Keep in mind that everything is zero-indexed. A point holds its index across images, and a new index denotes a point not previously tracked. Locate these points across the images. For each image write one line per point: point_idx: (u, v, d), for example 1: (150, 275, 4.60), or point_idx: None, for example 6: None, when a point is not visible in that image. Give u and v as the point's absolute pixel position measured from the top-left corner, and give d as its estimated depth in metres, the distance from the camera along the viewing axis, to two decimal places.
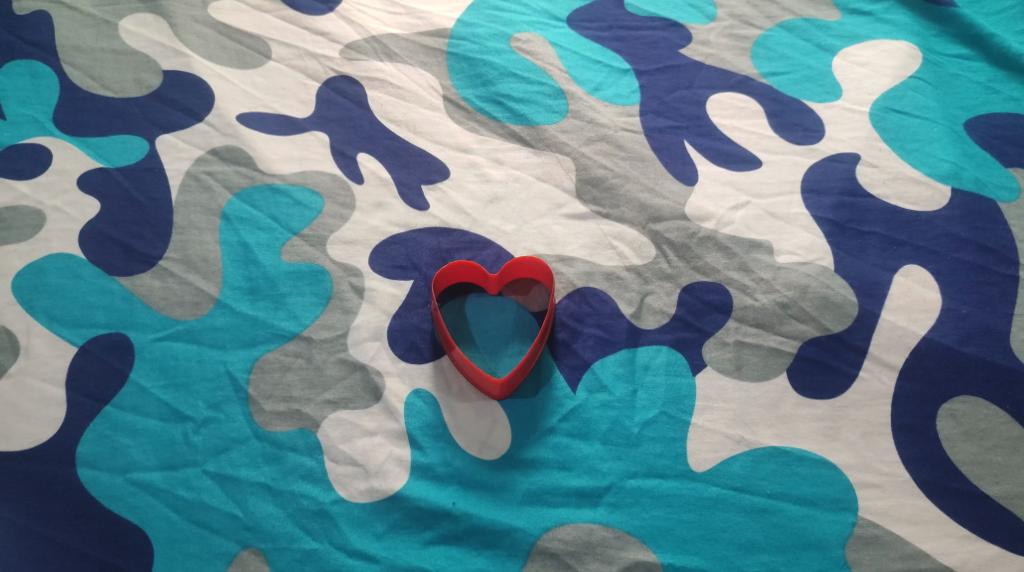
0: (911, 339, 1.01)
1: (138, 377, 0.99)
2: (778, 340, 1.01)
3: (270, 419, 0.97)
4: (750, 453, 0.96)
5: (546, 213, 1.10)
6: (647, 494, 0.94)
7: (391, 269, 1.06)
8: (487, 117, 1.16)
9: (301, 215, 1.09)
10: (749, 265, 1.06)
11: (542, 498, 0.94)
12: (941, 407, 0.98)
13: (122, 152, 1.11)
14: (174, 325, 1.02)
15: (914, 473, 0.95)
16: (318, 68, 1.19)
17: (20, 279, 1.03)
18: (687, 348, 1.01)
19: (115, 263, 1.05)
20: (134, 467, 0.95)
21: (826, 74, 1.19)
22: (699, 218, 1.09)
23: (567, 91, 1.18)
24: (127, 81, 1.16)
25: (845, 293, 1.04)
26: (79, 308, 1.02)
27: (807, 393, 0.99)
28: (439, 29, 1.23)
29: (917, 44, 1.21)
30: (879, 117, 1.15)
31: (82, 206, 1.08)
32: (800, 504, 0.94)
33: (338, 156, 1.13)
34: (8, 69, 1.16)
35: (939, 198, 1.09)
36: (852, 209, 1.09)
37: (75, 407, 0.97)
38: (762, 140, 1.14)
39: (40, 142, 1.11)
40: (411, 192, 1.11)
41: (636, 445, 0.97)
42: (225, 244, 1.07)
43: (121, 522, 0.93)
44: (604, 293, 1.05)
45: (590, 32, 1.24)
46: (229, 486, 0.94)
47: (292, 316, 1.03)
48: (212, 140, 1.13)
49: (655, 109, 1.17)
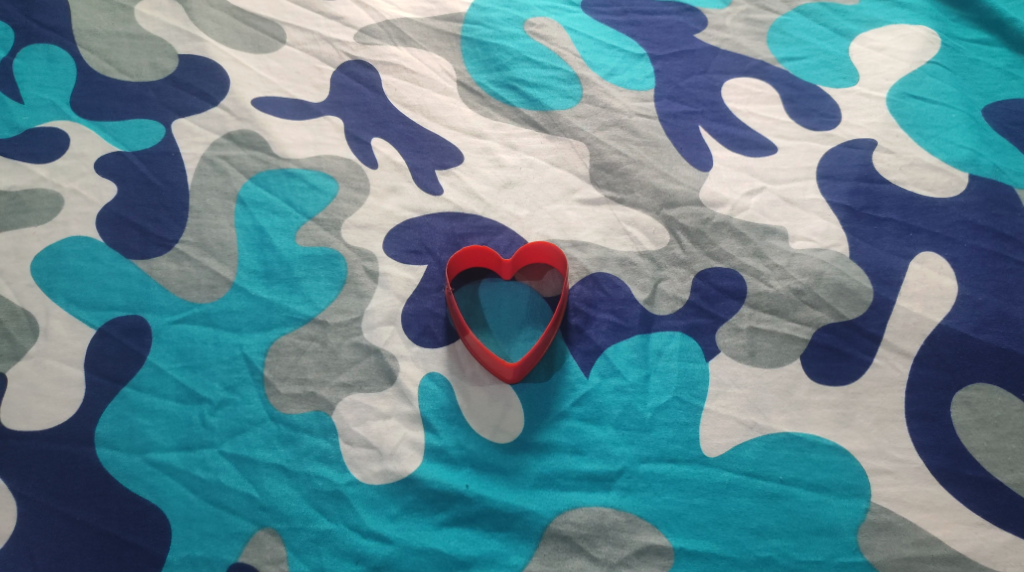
0: (926, 326, 1.01)
1: (155, 359, 1.00)
2: (792, 327, 1.01)
3: (285, 402, 0.98)
4: (763, 438, 0.96)
5: (560, 199, 1.10)
6: (659, 478, 0.95)
7: (405, 253, 1.06)
8: (502, 101, 1.16)
9: (316, 199, 1.09)
10: (764, 251, 1.05)
11: (554, 481, 0.95)
12: (955, 395, 0.97)
13: (139, 135, 1.12)
14: (190, 308, 1.02)
15: (927, 460, 0.95)
16: (333, 53, 1.19)
17: (39, 262, 1.04)
18: (700, 333, 1.01)
19: (132, 246, 1.06)
20: (152, 448, 0.96)
21: (844, 59, 1.18)
22: (713, 204, 1.09)
23: (582, 76, 1.18)
24: (143, 65, 1.17)
25: (861, 279, 1.03)
26: (97, 290, 1.03)
27: (820, 379, 0.99)
28: (453, 13, 1.23)
29: (935, 29, 1.20)
30: (897, 103, 1.14)
31: (99, 190, 1.08)
32: (812, 490, 0.94)
33: (353, 140, 1.13)
34: (25, 52, 1.17)
35: (956, 185, 1.08)
36: (868, 195, 1.08)
37: (94, 388, 0.98)
38: (777, 125, 1.14)
39: (58, 126, 1.12)
40: (425, 177, 1.11)
41: (649, 430, 0.97)
42: (240, 228, 1.07)
43: (139, 502, 0.94)
44: (617, 278, 1.05)
45: (604, 17, 1.23)
46: (245, 467, 0.95)
47: (307, 300, 1.03)
48: (227, 124, 1.14)
49: (670, 94, 1.17)
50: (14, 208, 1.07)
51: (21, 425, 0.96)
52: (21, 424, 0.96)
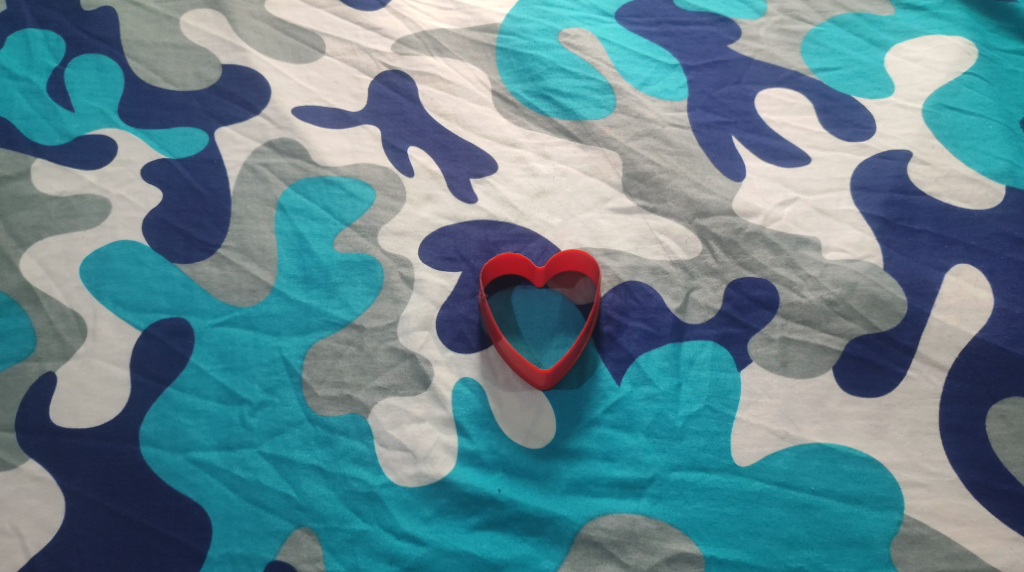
0: (961, 339, 1.00)
1: (198, 361, 1.03)
2: (824, 337, 1.01)
3: (323, 404, 1.01)
4: (794, 448, 0.96)
5: (592, 208, 1.11)
6: (690, 486, 0.95)
7: (440, 260, 1.08)
8: (536, 111, 1.18)
9: (354, 206, 1.11)
10: (796, 262, 1.05)
11: (585, 488, 0.96)
12: (991, 409, 0.97)
13: (184, 143, 1.15)
14: (232, 312, 1.05)
15: (960, 473, 0.95)
16: (371, 63, 1.22)
17: (88, 265, 1.08)
18: (733, 343, 1.02)
19: (177, 250, 1.09)
20: (194, 447, 0.99)
21: (878, 70, 1.18)
22: (746, 214, 1.09)
23: (615, 86, 1.19)
24: (188, 74, 1.20)
25: (895, 291, 1.03)
26: (142, 293, 1.06)
27: (853, 391, 0.99)
28: (488, 25, 1.24)
29: (972, 40, 1.19)
30: (932, 114, 1.14)
31: (146, 196, 1.12)
32: (844, 501, 0.94)
33: (390, 149, 1.15)
34: (76, 62, 1.21)
35: (993, 197, 1.07)
36: (903, 206, 1.08)
37: (139, 388, 1.01)
38: (811, 136, 1.14)
39: (107, 133, 1.16)
40: (460, 185, 1.13)
41: (680, 438, 0.98)
42: (280, 234, 1.10)
43: (181, 499, 0.96)
44: (649, 286, 1.05)
45: (638, 27, 1.24)
46: (283, 467, 0.98)
47: (344, 304, 1.06)
48: (269, 132, 1.16)
49: (703, 104, 1.17)
50: (64, 213, 1.11)
51: (69, 423, 1.00)
52: (70, 421, 1.00)
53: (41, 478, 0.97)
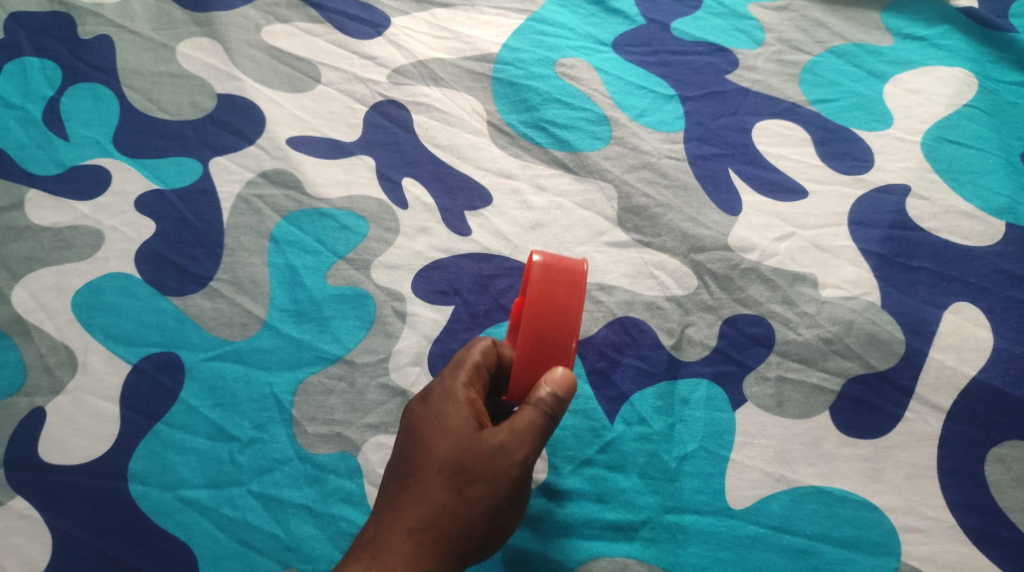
0: (961, 379, 0.98)
1: (188, 397, 1.02)
2: (821, 377, 1.00)
3: (313, 442, 1.00)
4: (790, 491, 0.95)
5: (587, 241, 1.09)
6: (683, 530, 0.94)
7: (433, 293, 1.07)
8: (531, 142, 1.16)
9: (347, 239, 1.10)
10: (793, 298, 1.04)
11: (578, 530, 0.95)
12: (990, 452, 0.96)
13: (178, 174, 1.14)
14: (222, 346, 1.05)
15: (959, 518, 0.94)
16: (366, 93, 1.20)
17: (79, 298, 1.07)
18: (727, 382, 1.00)
19: (168, 283, 1.08)
20: (182, 485, 0.98)
21: (877, 101, 1.16)
22: (742, 249, 1.07)
23: (611, 117, 1.17)
24: (183, 104, 1.19)
25: (892, 330, 1.01)
26: (134, 327, 1.05)
27: (849, 432, 0.97)
28: (485, 54, 1.22)
29: (973, 71, 1.17)
30: (931, 147, 1.12)
31: (138, 227, 1.11)
32: (839, 547, 0.93)
33: (384, 180, 1.14)
34: (72, 91, 1.20)
35: (992, 233, 1.06)
36: (901, 242, 1.06)
37: (128, 424, 1.01)
38: (809, 169, 1.12)
39: (101, 163, 1.15)
40: (454, 218, 1.12)
41: (674, 479, 0.96)
42: (272, 266, 1.09)
43: (168, 539, 0.96)
44: (644, 322, 1.04)
45: (635, 56, 1.22)
46: (272, 506, 0.98)
47: (336, 339, 1.05)
48: (262, 163, 1.15)
49: (700, 136, 1.15)
50: (57, 244, 1.10)
51: (58, 459, 0.99)
52: (58, 457, 0.99)
53: (28, 516, 0.97)
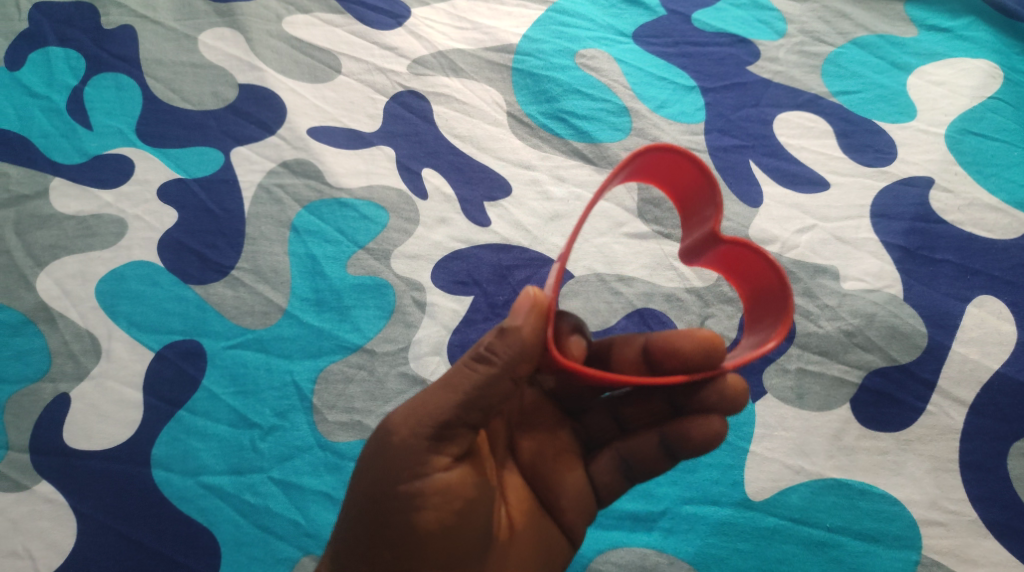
0: (983, 373, 0.98)
1: (210, 384, 1.03)
2: (842, 369, 0.99)
3: (333, 429, 1.01)
4: (810, 483, 0.95)
5: (606, 232, 1.09)
6: (702, 521, 0.94)
7: (452, 284, 1.07)
8: (551, 133, 1.16)
9: (367, 229, 1.11)
10: (814, 291, 1.03)
11: (596, 520, 0.95)
12: (1013, 446, 0.95)
13: (200, 163, 1.15)
14: (244, 334, 1.05)
15: (981, 512, 0.93)
16: (386, 84, 1.21)
17: (103, 286, 1.08)
18: (748, 373, 1.00)
19: (191, 272, 1.09)
20: (204, 471, 0.99)
21: (901, 93, 1.16)
22: (762, 241, 1.07)
23: (632, 109, 1.17)
24: (205, 94, 1.20)
25: (915, 323, 1.01)
26: (156, 315, 1.06)
27: (870, 425, 0.97)
28: (505, 44, 1.23)
29: (998, 63, 1.17)
30: (955, 140, 1.11)
31: (161, 216, 1.12)
32: (859, 539, 0.93)
33: (404, 170, 1.15)
34: (95, 81, 1.21)
35: (1017, 226, 1.05)
36: (924, 235, 1.05)
37: (152, 410, 1.02)
38: (830, 161, 1.11)
39: (124, 153, 1.16)
40: (473, 209, 1.12)
41: (693, 471, 0.96)
42: (293, 256, 1.10)
43: (191, 524, 0.97)
44: (664, 314, 1.04)
45: (655, 48, 1.22)
46: (292, 493, 0.98)
47: (356, 328, 1.05)
48: (283, 153, 1.16)
49: (721, 127, 1.15)
50: (81, 232, 1.11)
51: (83, 444, 1.00)
52: (83, 443, 1.00)
53: (53, 500, 0.98)
